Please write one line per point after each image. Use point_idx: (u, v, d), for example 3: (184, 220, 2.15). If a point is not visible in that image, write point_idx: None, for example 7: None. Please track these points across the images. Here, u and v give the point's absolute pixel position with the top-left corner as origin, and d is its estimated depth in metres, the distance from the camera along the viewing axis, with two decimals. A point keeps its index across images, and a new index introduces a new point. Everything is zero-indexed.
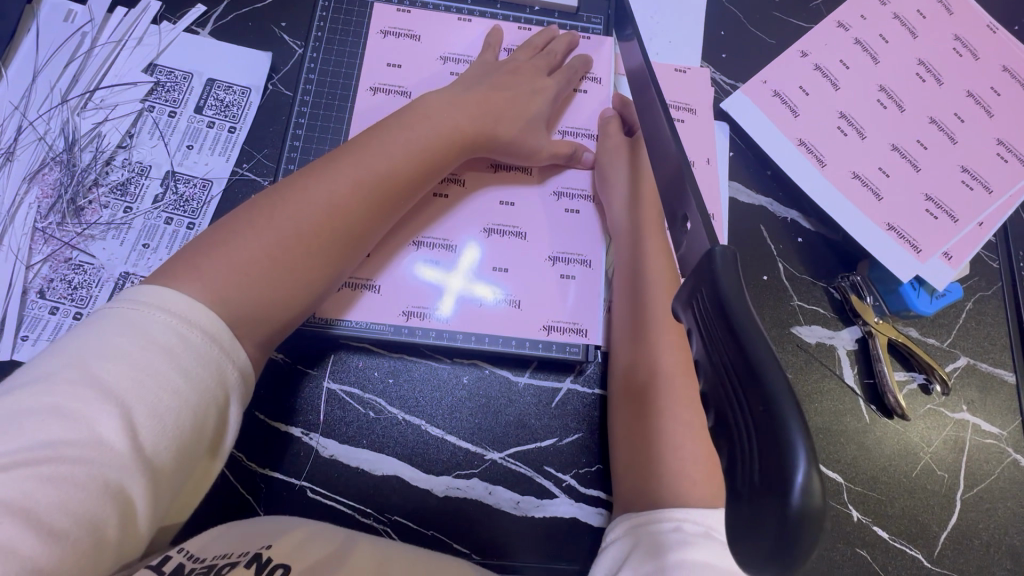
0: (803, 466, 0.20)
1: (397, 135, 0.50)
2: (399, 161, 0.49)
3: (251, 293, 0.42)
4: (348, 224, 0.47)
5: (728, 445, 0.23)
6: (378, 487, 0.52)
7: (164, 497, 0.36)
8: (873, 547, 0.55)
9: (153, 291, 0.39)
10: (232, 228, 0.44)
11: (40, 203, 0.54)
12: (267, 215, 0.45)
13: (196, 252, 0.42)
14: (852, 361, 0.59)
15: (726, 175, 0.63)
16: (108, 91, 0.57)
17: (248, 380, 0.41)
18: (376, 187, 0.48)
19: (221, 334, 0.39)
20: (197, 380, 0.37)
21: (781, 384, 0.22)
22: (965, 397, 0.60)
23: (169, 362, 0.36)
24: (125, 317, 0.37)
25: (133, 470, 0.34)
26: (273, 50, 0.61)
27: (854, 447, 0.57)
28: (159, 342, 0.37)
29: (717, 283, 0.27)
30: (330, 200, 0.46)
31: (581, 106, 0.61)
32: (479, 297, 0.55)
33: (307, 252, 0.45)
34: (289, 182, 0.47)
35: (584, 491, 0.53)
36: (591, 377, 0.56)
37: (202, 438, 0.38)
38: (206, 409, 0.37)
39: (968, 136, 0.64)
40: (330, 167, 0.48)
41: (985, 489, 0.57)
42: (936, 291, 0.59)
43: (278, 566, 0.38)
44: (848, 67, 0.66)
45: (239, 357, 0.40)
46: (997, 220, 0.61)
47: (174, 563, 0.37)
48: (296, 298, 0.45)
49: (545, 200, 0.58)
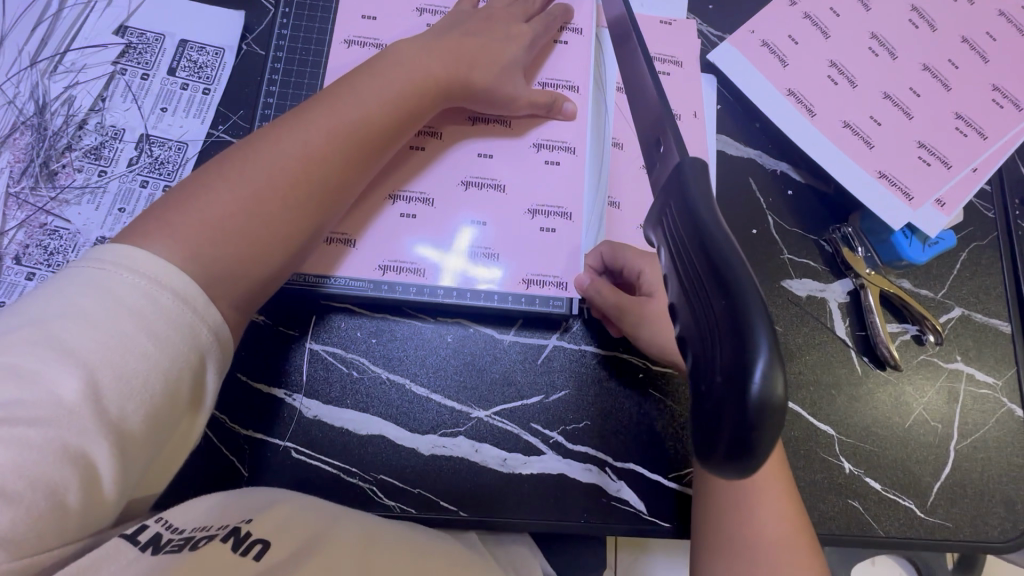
0: (763, 354, 0.19)
1: (370, 87, 0.49)
2: (373, 112, 0.48)
3: (223, 244, 0.41)
4: (322, 175, 0.46)
5: (692, 346, 0.22)
6: (363, 446, 0.51)
7: (134, 464, 0.35)
8: (865, 499, 0.54)
9: (121, 251, 0.37)
10: (202, 178, 0.43)
11: (12, 168, 0.53)
12: (238, 166, 0.44)
13: (166, 205, 0.42)
14: (843, 313, 0.58)
15: (714, 128, 0.61)
16: (78, 54, 0.56)
17: (225, 343, 0.39)
18: (351, 139, 0.47)
19: (193, 296, 0.37)
20: (167, 342, 0.35)
21: (744, 276, 0.21)
22: (959, 348, 0.59)
23: (137, 323, 0.34)
24: (90, 277, 0.35)
25: (98, 435, 0.32)
26: (246, 9, 0.59)
27: (846, 400, 0.56)
28: (126, 303, 0.34)
29: (685, 193, 0.26)
30: (304, 152, 0.45)
31: (562, 58, 0.59)
32: (478, 279, 0.53)
33: (284, 204, 0.44)
34: (261, 135, 0.46)
35: (571, 447, 0.53)
36: (577, 334, 0.55)
37: (177, 402, 0.36)
38: (179, 372, 0.35)
39: (962, 82, 0.62)
40: (304, 118, 0.46)
41: (980, 440, 0.57)
42: (928, 239, 0.58)
43: (255, 541, 0.36)
44: (838, 15, 0.64)
45: (214, 319, 0.38)
46: (992, 166, 0.59)
47: (151, 533, 0.35)
48: (272, 252, 0.44)
49: (526, 154, 0.57)
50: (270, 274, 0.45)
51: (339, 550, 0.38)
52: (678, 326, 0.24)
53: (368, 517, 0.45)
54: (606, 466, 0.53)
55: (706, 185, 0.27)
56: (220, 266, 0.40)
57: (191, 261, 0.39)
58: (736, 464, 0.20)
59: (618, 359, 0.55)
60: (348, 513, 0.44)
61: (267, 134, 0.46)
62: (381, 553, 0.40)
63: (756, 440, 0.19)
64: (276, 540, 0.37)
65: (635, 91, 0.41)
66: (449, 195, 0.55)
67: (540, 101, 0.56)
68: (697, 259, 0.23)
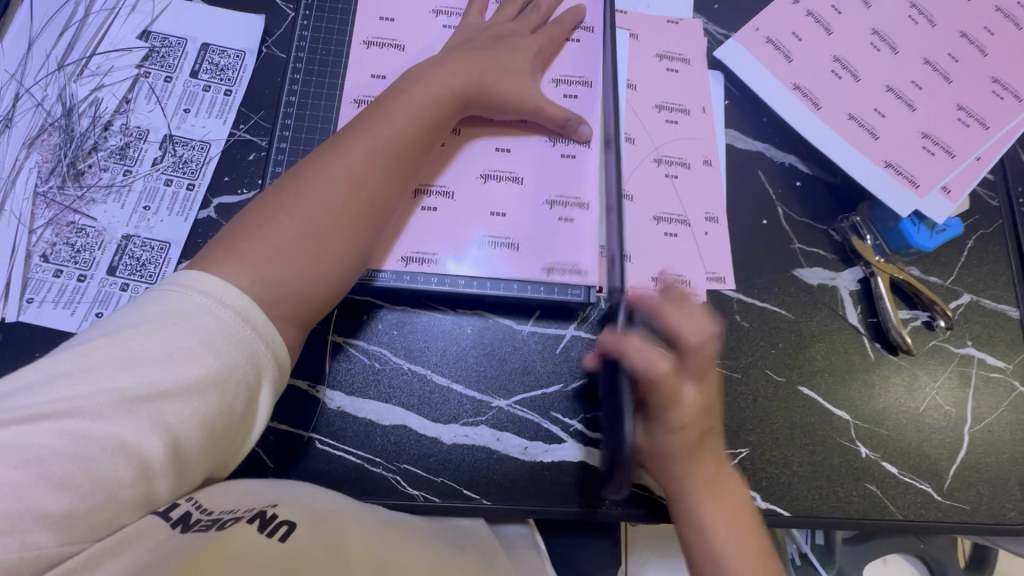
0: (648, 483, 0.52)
1: (398, 103, 0.50)
2: (404, 124, 0.49)
3: (272, 258, 0.42)
4: (370, 194, 0.47)
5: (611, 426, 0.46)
6: (387, 437, 0.52)
7: (185, 469, 0.37)
8: (882, 482, 0.55)
9: (195, 276, 0.40)
10: (263, 206, 0.45)
11: (40, 168, 0.55)
12: (293, 195, 0.45)
13: (228, 238, 0.43)
14: (855, 301, 0.59)
15: (722, 123, 0.63)
16: (103, 58, 0.58)
17: (281, 365, 0.41)
18: (391, 155, 0.48)
19: (253, 316, 0.40)
20: (226, 358, 0.38)
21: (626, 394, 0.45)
22: (970, 333, 0.60)
23: (201, 340, 0.37)
24: (166, 297, 0.39)
25: (156, 441, 0.35)
26: (266, 13, 0.61)
27: (861, 386, 0.57)
28: (194, 322, 0.38)
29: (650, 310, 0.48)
30: (350, 172, 0.46)
31: (574, 55, 0.61)
32: (493, 277, 0.54)
33: (336, 225, 0.45)
34: (310, 160, 0.47)
35: (591, 435, 0.53)
36: (594, 323, 0.56)
37: (229, 417, 0.38)
38: (236, 388, 0.38)
39: (962, 75, 0.64)
40: (346, 140, 0.48)
41: (993, 423, 0.57)
42: (936, 225, 0.59)
43: (280, 523, 0.37)
44: (840, 13, 0.65)
45: (272, 340, 0.40)
46: (995, 155, 0.61)
47: (181, 511, 0.36)
48: (328, 271, 0.45)
49: (541, 150, 0.58)
50: (328, 298, 0.46)
51: (358, 537, 0.40)
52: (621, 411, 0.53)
53: (381, 514, 0.45)
54: None
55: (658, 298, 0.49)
56: (284, 288, 0.42)
57: (249, 278, 0.41)
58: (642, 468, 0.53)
59: None
60: (359, 508, 0.44)
61: (312, 161, 0.47)
62: (395, 556, 0.40)
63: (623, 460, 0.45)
64: (301, 523, 0.38)
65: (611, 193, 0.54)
66: (468, 192, 0.56)
67: (554, 117, 0.57)
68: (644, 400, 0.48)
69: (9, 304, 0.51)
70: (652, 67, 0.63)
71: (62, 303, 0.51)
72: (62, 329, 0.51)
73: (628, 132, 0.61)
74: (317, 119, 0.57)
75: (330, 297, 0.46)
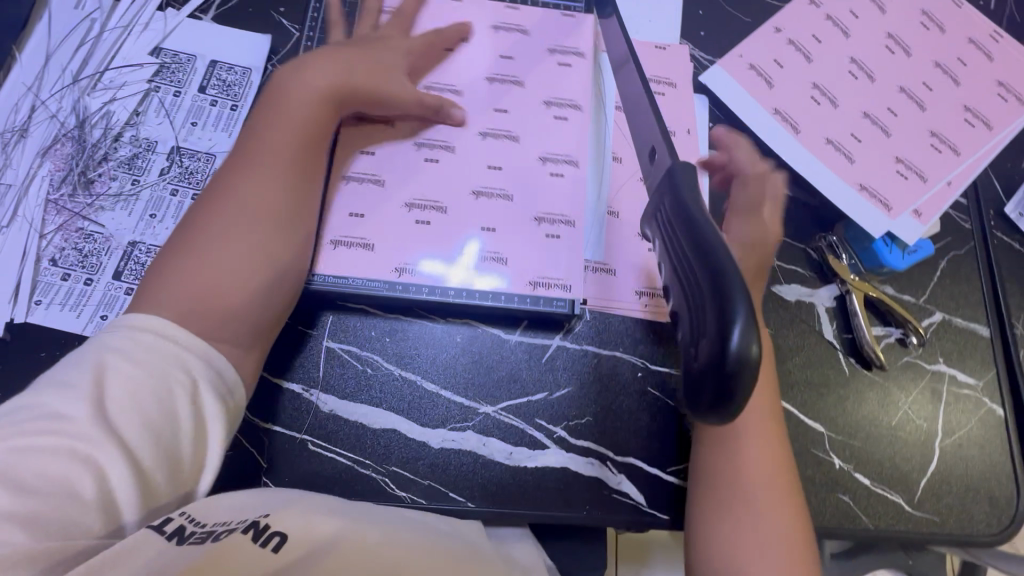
0: (740, 323, 0.25)
1: (269, 123, 0.53)
2: (285, 138, 0.52)
3: (200, 285, 0.45)
4: (271, 205, 0.50)
5: (719, 314, 0.26)
6: (377, 440, 0.54)
7: (141, 472, 0.38)
8: (855, 493, 0.57)
9: (123, 317, 0.43)
10: (179, 242, 0.48)
11: (52, 176, 0.57)
12: (205, 224, 0.48)
13: (159, 276, 0.46)
14: (830, 317, 0.62)
15: (706, 145, 0.66)
16: (116, 72, 0.60)
17: (217, 369, 0.44)
18: (282, 167, 0.51)
19: (175, 332, 0.42)
20: (156, 369, 0.40)
21: (726, 260, 0.27)
22: (941, 350, 0.62)
23: (130, 360, 0.40)
24: (100, 341, 0.42)
25: (104, 446, 0.37)
26: (271, 32, 0.64)
27: (835, 400, 0.59)
28: (120, 348, 0.41)
29: (677, 192, 0.33)
30: (251, 192, 0.49)
31: (563, 79, 0.64)
32: (480, 289, 0.57)
33: (254, 242, 0.48)
34: (211, 189, 0.50)
35: (575, 442, 0.55)
36: (579, 335, 0.58)
37: (174, 420, 0.40)
38: (169, 385, 0.40)
39: (936, 104, 0.67)
40: (241, 166, 0.51)
41: (963, 437, 0.59)
42: (907, 247, 0.62)
43: (273, 534, 0.40)
44: (820, 41, 0.69)
45: (201, 346, 0.43)
46: (964, 180, 0.64)
47: (176, 525, 0.38)
48: (250, 291, 0.47)
49: (528, 168, 0.61)
50: (267, 310, 0.49)
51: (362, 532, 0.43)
52: (692, 328, 0.28)
53: (374, 513, 0.48)
54: (607, 460, 0.55)
55: (692, 181, 0.33)
56: (221, 308, 0.45)
57: (188, 308, 0.44)
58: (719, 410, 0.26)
59: (617, 357, 0.58)
60: (356, 512, 0.46)
61: (214, 190, 0.50)
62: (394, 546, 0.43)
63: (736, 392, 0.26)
64: (295, 534, 0.40)
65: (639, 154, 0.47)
66: (458, 207, 0.58)
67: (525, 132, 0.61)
68: (686, 227, 0.30)
69: (19, 306, 0.53)
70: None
71: (68, 305, 0.54)
72: (68, 331, 0.53)
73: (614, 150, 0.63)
74: None
75: (273, 314, 0.50)
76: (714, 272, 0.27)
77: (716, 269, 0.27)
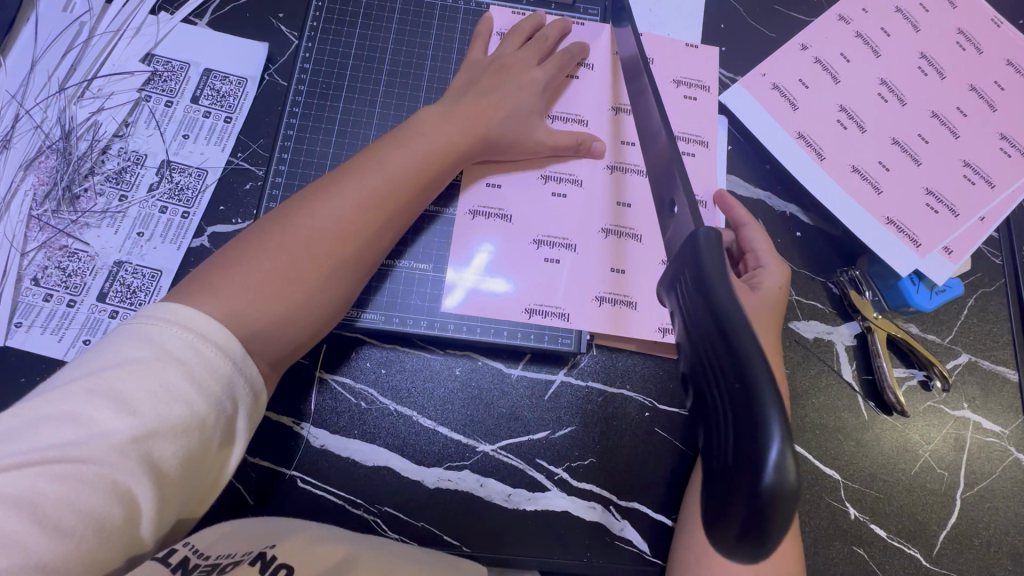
0: (775, 442, 0.22)
1: (398, 152, 0.50)
2: (398, 171, 0.49)
3: (259, 304, 0.42)
4: (359, 246, 0.47)
5: (750, 427, 0.23)
6: (369, 479, 0.51)
7: (170, 501, 0.36)
8: (871, 546, 0.54)
9: (173, 308, 0.38)
10: (245, 248, 0.44)
11: (36, 190, 0.54)
12: (278, 239, 0.44)
13: (210, 273, 0.42)
14: (850, 356, 0.59)
15: (724, 167, 0.62)
16: (105, 80, 0.58)
17: (259, 396, 0.40)
18: (378, 206, 0.48)
19: (235, 348, 0.38)
20: (209, 392, 0.37)
21: (758, 363, 0.24)
22: (965, 395, 0.59)
23: (184, 375, 0.36)
24: (145, 332, 0.37)
25: (141, 478, 0.34)
26: (269, 40, 0.61)
27: (851, 445, 0.56)
28: (176, 356, 0.36)
29: (699, 264, 0.30)
30: (337, 224, 0.46)
31: (572, 93, 0.62)
32: (491, 291, 0.56)
33: (314, 276, 0.44)
34: (298, 204, 0.47)
35: (577, 485, 0.53)
36: (584, 370, 0.56)
37: (210, 450, 0.37)
38: (218, 414, 0.37)
39: (971, 130, 0.63)
40: (335, 189, 0.47)
41: (986, 488, 0.56)
42: (936, 286, 0.58)
43: (280, 565, 0.38)
44: (849, 60, 0.65)
45: (252, 371, 0.39)
46: (999, 215, 0.60)
47: (180, 556, 0.37)
48: (303, 325, 0.44)
49: (536, 185, 0.59)
50: (300, 338, 0.45)
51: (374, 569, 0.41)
52: (715, 433, 0.25)
53: (372, 542, 0.46)
54: (610, 504, 0.53)
55: (717, 254, 0.31)
56: (256, 330, 0.41)
57: (229, 316, 0.40)
58: (748, 545, 0.23)
59: (624, 396, 0.55)
60: (367, 546, 0.44)
61: (299, 204, 0.46)
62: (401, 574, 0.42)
63: (767, 522, 0.22)
64: (300, 566, 0.39)
65: (658, 190, 0.44)
66: (465, 218, 0.57)
67: (534, 149, 0.57)
68: (714, 313, 0.27)
69: None
70: (671, 94, 0.63)
71: (50, 329, 0.51)
72: (49, 356, 0.50)
73: (630, 163, 0.60)
74: (313, 155, 0.57)
75: (298, 346, 0.45)
76: (745, 378, 0.24)
77: (745, 373, 0.24)
